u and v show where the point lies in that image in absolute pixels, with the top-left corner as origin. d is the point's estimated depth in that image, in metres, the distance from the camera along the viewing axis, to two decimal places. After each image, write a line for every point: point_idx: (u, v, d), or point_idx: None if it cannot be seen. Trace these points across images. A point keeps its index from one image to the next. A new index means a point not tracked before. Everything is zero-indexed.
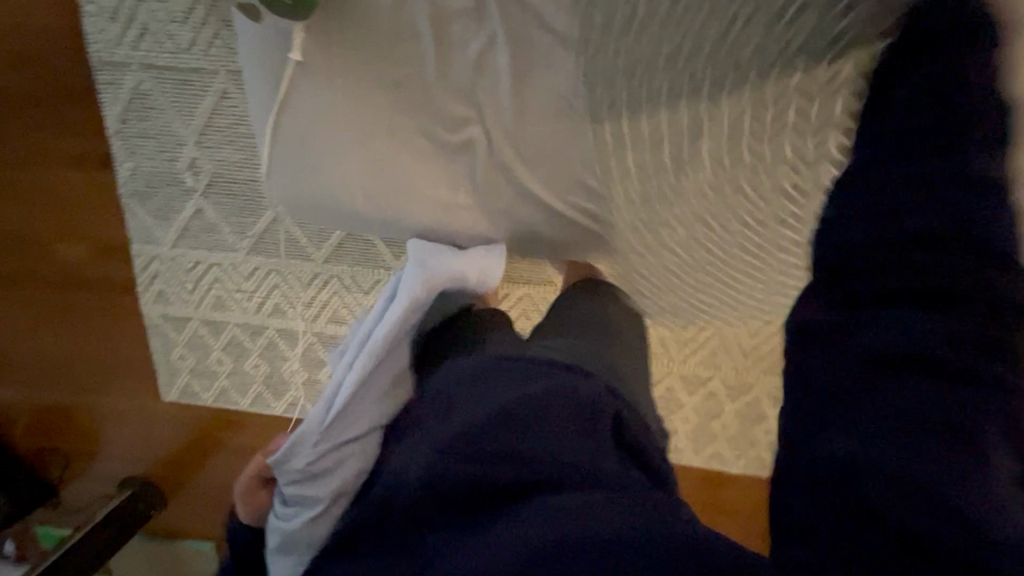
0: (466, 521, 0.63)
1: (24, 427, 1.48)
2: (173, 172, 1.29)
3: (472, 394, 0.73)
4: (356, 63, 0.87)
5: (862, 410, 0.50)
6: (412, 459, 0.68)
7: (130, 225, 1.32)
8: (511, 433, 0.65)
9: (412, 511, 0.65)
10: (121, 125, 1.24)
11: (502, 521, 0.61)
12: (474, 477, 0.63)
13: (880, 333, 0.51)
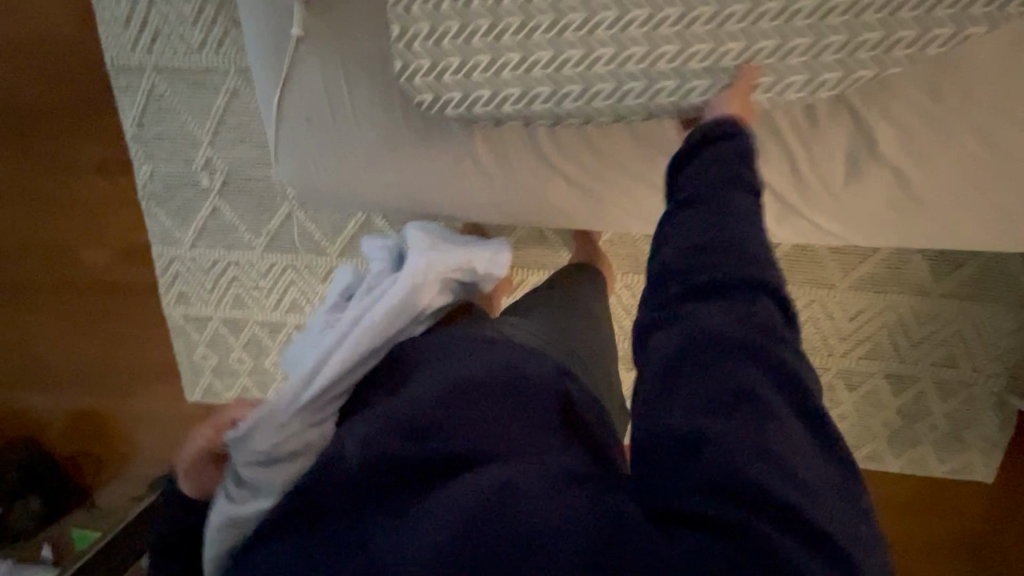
0: (398, 503, 0.51)
1: (62, 427, 1.54)
2: (189, 173, 1.30)
3: (424, 365, 0.60)
4: (342, 28, 0.67)
5: (698, 448, 0.48)
6: (351, 430, 0.56)
7: (153, 226, 1.35)
8: (458, 409, 0.54)
9: (342, 489, 0.52)
10: (140, 128, 1.27)
11: (438, 502, 0.49)
12: (395, 462, 0.52)
13: (695, 378, 0.50)
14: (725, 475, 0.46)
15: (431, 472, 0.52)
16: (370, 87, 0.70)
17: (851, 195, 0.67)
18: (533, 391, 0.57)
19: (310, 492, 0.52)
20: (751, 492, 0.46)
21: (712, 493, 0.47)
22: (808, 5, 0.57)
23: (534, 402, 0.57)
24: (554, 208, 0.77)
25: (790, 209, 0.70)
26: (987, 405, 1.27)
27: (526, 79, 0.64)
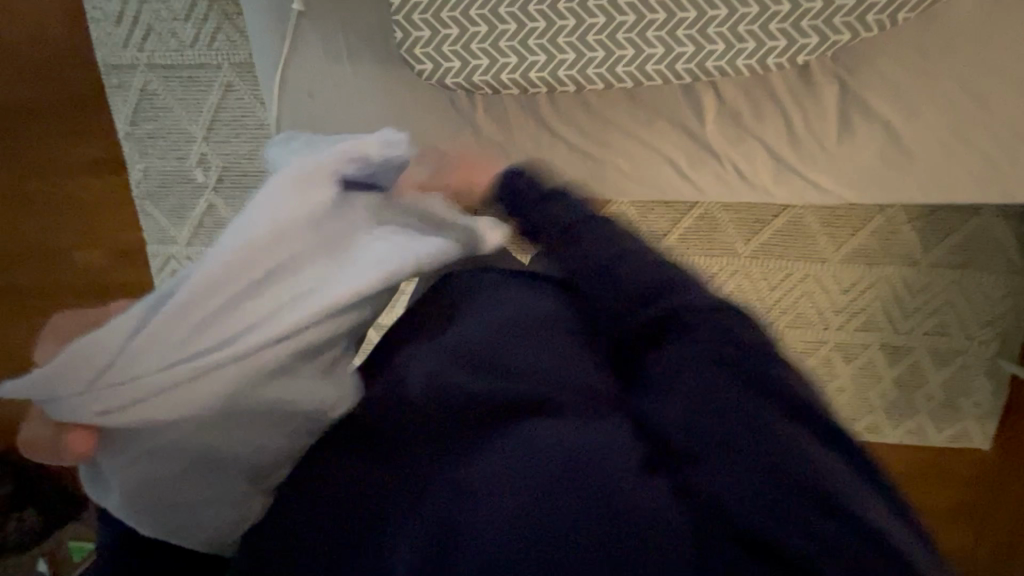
0: (460, 446, 0.50)
1: None
2: (183, 170, 1.30)
3: (480, 303, 0.60)
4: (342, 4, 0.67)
5: (717, 421, 0.46)
6: (419, 361, 0.56)
7: (149, 225, 1.35)
8: (513, 348, 0.54)
9: (406, 428, 0.52)
10: (134, 127, 1.27)
11: (498, 446, 0.49)
12: (441, 421, 0.52)
13: (714, 354, 0.48)
14: (741, 443, 0.44)
15: (496, 413, 0.52)
16: (371, 62, 0.70)
17: (846, 152, 0.69)
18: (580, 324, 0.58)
19: (382, 436, 0.53)
20: (774, 467, 0.43)
21: (729, 470, 0.44)
22: None
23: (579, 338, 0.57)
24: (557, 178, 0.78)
25: (787, 169, 0.71)
26: (980, 372, 1.30)
27: (522, 48, 0.64)
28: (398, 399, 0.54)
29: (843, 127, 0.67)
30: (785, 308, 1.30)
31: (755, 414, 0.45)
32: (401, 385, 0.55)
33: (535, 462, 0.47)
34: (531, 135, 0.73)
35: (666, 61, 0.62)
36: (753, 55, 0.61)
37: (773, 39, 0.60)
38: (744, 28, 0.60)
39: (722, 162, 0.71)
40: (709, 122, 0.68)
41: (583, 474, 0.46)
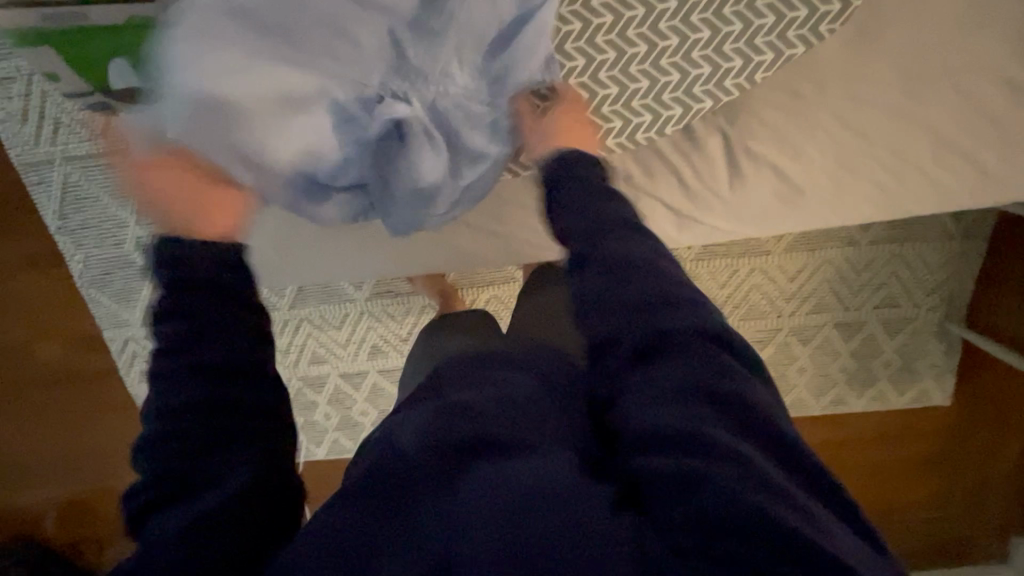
0: (440, 484, 0.47)
1: (53, 522, 1.51)
2: (123, 254, 1.29)
3: (464, 372, 0.58)
4: None
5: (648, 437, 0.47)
6: (404, 421, 0.53)
7: (100, 312, 1.34)
8: (501, 408, 0.52)
9: (377, 471, 0.49)
10: (63, 220, 1.25)
11: (460, 489, 0.46)
12: (536, 398, 0.54)
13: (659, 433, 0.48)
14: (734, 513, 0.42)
15: (467, 455, 0.49)
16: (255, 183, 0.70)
17: (740, 197, 0.70)
18: (561, 383, 0.58)
19: (351, 489, 0.49)
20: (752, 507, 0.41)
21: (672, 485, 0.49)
22: (643, 50, 0.60)
23: (564, 414, 0.54)
24: (466, 253, 0.79)
25: (685, 218, 0.73)
26: (932, 337, 1.32)
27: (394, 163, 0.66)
28: (508, 368, 0.58)
29: (734, 174, 0.68)
30: (737, 304, 1.31)
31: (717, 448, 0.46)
32: (502, 359, 0.60)
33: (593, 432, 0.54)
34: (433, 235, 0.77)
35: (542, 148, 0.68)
36: (621, 133, 0.64)
37: (637, 115, 0.63)
38: (608, 108, 0.63)
39: None
40: None
41: (650, 463, 0.46)
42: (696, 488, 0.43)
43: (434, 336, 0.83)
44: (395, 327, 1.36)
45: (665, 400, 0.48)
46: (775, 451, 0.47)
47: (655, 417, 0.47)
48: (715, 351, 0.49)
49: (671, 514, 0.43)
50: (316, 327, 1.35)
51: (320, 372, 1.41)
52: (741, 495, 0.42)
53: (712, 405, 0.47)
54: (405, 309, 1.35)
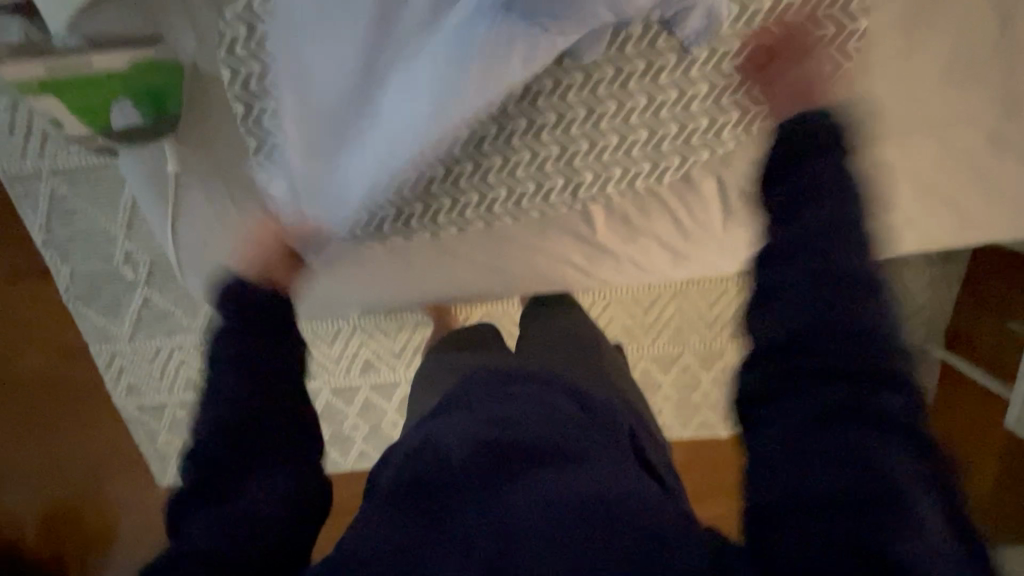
0: (488, 489, 0.50)
1: (35, 534, 1.49)
2: (112, 269, 1.27)
3: (504, 391, 0.60)
4: (222, 169, 0.68)
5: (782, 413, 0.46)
6: (451, 428, 0.56)
7: (86, 326, 1.32)
8: (546, 423, 0.55)
9: (435, 472, 0.52)
10: (49, 233, 1.23)
11: (510, 494, 0.49)
12: (569, 417, 0.57)
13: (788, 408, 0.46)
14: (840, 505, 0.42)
15: (514, 464, 0.51)
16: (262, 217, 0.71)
17: (733, 236, 0.73)
18: (596, 409, 0.61)
19: (406, 486, 0.52)
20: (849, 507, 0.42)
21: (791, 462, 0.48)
22: (642, 103, 0.63)
23: (600, 434, 0.58)
24: (463, 286, 0.79)
25: (681, 255, 0.75)
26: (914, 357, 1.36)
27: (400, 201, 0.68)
28: (538, 387, 0.61)
29: (728, 216, 0.71)
30: (726, 322, 1.33)
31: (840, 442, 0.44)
32: (536, 378, 0.63)
33: (626, 446, 0.59)
34: (435, 266, 0.76)
35: (540, 194, 0.68)
36: (621, 180, 0.66)
37: (637, 163, 0.65)
38: (609, 156, 0.65)
39: (620, 259, 0.75)
40: (601, 227, 0.72)
41: (782, 474, 0.44)
42: (833, 501, 0.42)
43: (440, 349, 0.79)
44: (387, 343, 1.36)
45: (800, 406, 0.46)
46: (917, 456, 0.43)
47: (790, 426, 0.45)
48: (863, 337, 0.46)
49: (785, 527, 0.43)
50: (309, 342, 1.35)
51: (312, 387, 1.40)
52: (879, 505, 0.41)
53: (852, 414, 0.44)
54: (398, 325, 1.34)
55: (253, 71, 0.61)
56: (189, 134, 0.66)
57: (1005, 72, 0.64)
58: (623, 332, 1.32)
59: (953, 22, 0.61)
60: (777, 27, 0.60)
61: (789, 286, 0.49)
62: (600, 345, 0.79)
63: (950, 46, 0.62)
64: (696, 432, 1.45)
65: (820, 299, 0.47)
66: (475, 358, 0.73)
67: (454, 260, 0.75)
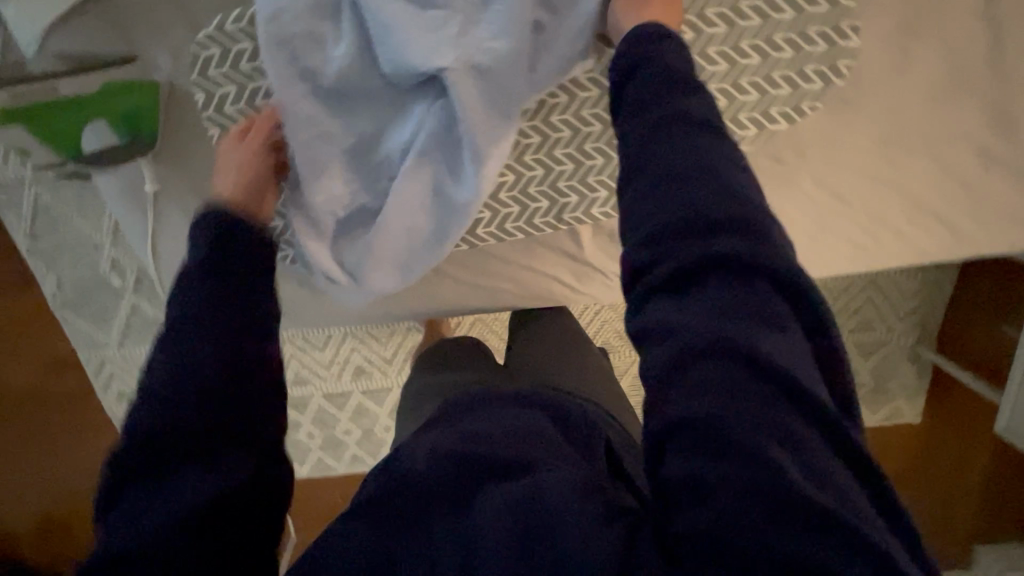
0: (453, 503, 0.46)
1: (31, 539, 1.49)
2: (98, 276, 1.26)
3: (475, 411, 0.54)
4: (199, 189, 0.67)
5: (687, 394, 0.38)
6: (421, 444, 0.51)
7: (74, 333, 1.31)
8: (514, 437, 0.50)
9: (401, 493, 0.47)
10: (33, 241, 1.21)
11: (474, 506, 0.45)
12: (541, 428, 0.52)
13: (696, 390, 0.38)
14: (764, 487, 0.35)
15: (478, 476, 0.47)
16: None
17: None
18: (576, 423, 0.55)
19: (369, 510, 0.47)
20: (767, 496, 0.35)
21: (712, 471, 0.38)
22: None
23: (570, 446, 0.52)
24: (449, 302, 0.79)
25: None
26: (905, 359, 1.35)
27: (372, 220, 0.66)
28: (517, 404, 0.55)
29: None
30: None
31: (755, 423, 0.36)
32: (511, 394, 0.57)
33: (600, 462, 0.52)
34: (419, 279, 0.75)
35: (523, 218, 0.67)
36: (607, 201, 0.66)
37: (622, 186, 0.65)
38: (594, 178, 0.65)
39: (607, 274, 0.76)
40: (589, 244, 0.72)
41: (683, 467, 0.37)
42: (749, 491, 0.35)
43: (426, 369, 0.76)
44: (378, 348, 1.35)
45: (713, 381, 0.37)
46: (833, 437, 0.37)
47: (704, 406, 0.37)
48: (773, 304, 0.39)
49: (694, 522, 0.37)
50: (300, 348, 1.34)
51: (303, 392, 1.40)
52: (798, 494, 0.34)
53: (766, 390, 0.37)
54: (390, 331, 1.33)
55: (229, 93, 0.60)
56: (167, 155, 0.66)
57: (998, 88, 0.63)
58: (615, 337, 1.31)
59: (943, 39, 0.61)
60: (767, 45, 0.58)
61: (682, 246, 0.40)
62: (591, 353, 0.75)
63: (943, 62, 0.62)
64: None
65: (728, 256, 0.39)
66: (460, 381, 0.70)
67: (438, 278, 0.75)
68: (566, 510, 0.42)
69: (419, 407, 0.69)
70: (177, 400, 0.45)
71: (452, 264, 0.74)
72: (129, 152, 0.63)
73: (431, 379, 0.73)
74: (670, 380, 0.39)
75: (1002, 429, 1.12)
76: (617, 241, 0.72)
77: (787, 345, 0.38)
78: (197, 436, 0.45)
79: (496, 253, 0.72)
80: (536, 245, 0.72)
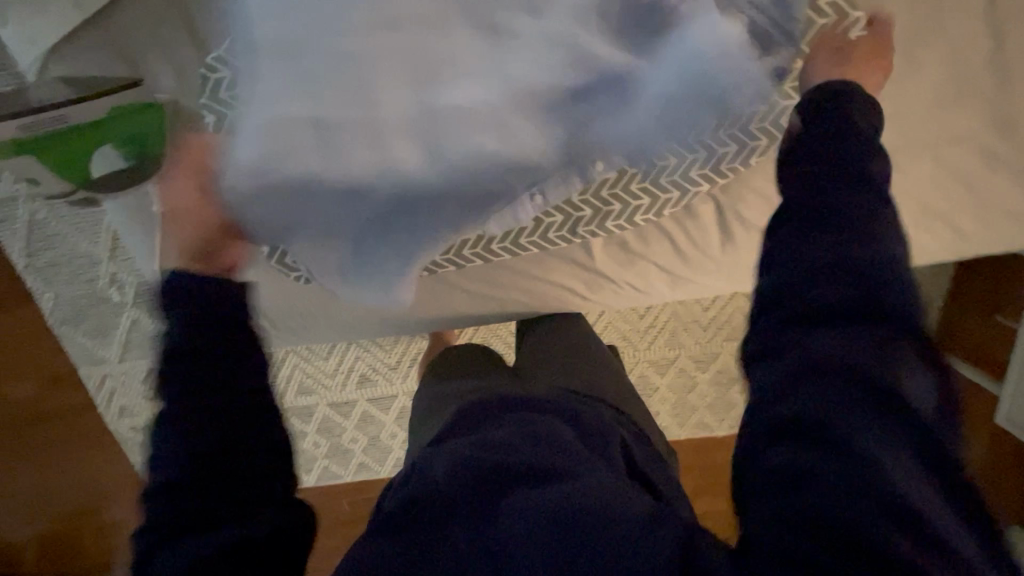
0: (481, 511, 0.46)
1: (34, 556, 1.47)
2: (97, 292, 1.24)
3: (498, 420, 0.55)
4: None
5: (786, 393, 0.39)
6: (443, 455, 0.51)
7: (74, 349, 1.30)
8: (537, 446, 0.50)
9: (428, 503, 0.47)
10: (30, 258, 1.20)
11: (501, 513, 0.45)
12: (561, 437, 0.52)
13: (800, 393, 0.38)
14: (851, 487, 0.35)
15: (502, 485, 0.47)
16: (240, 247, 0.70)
17: (729, 261, 0.76)
18: (595, 430, 0.56)
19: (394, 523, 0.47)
20: (849, 494, 0.35)
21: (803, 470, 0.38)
22: None
23: (589, 450, 0.52)
24: (459, 311, 0.79)
25: (679, 276, 0.76)
26: None
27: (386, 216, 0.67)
28: (532, 412, 0.55)
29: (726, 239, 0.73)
30: (720, 325, 1.33)
31: (852, 426, 0.37)
32: (527, 403, 0.57)
33: (621, 465, 0.52)
34: (429, 289, 0.74)
35: (537, 232, 0.69)
36: (620, 215, 0.68)
37: (636, 199, 0.67)
38: (607, 192, 0.67)
39: (617, 282, 0.76)
40: (598, 254, 0.73)
41: (774, 460, 0.38)
42: (838, 489, 0.36)
43: (440, 377, 0.76)
44: (382, 355, 1.35)
45: (811, 385, 0.38)
46: (938, 467, 0.36)
47: (808, 407, 0.38)
48: (902, 342, 0.38)
49: (771, 516, 0.37)
50: (304, 357, 1.33)
51: (307, 402, 1.39)
52: (888, 512, 0.34)
53: (877, 409, 0.37)
54: (394, 339, 1.33)
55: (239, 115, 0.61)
56: None
57: (1002, 94, 0.65)
58: (619, 338, 1.31)
59: (947, 46, 0.62)
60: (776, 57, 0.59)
61: (802, 263, 0.41)
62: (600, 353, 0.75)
63: (950, 68, 0.63)
64: (695, 432, 1.45)
65: (840, 278, 0.39)
66: (473, 387, 0.69)
67: (448, 288, 0.75)
68: (593, 517, 0.43)
69: (433, 417, 0.68)
70: (179, 432, 0.46)
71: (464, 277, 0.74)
72: (137, 177, 0.63)
73: (444, 387, 0.73)
74: (776, 378, 0.40)
75: (1004, 420, 1.14)
76: (628, 248, 0.73)
77: (899, 359, 0.38)
78: (192, 469, 0.45)
79: (509, 264, 0.73)
80: (548, 255, 0.73)
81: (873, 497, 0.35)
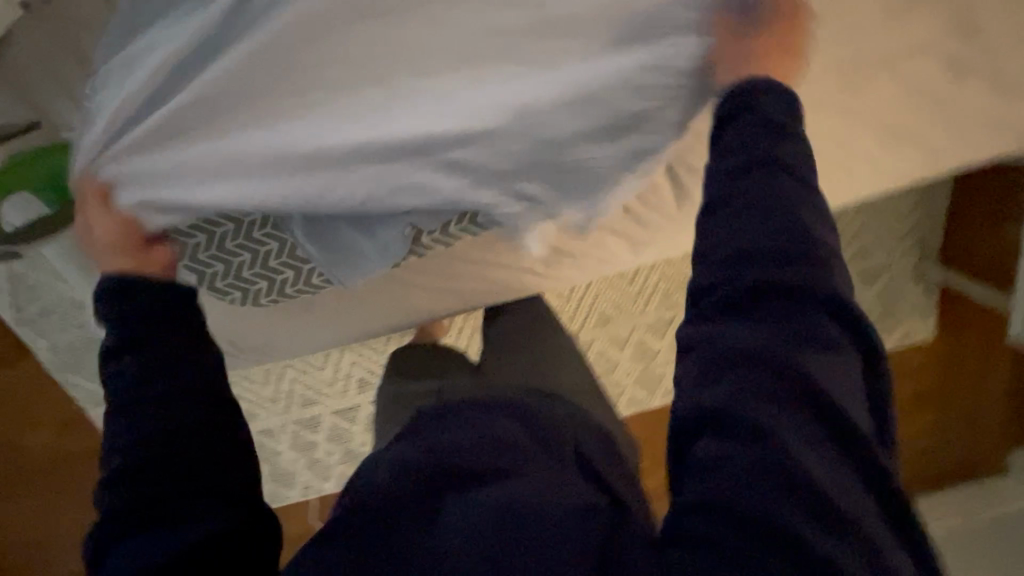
0: (424, 516, 0.42)
1: None
2: (88, 334, 1.25)
3: (454, 421, 0.49)
4: None
5: (717, 388, 0.38)
6: (393, 458, 0.46)
7: (78, 393, 1.32)
8: (486, 449, 0.46)
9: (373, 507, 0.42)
10: (18, 310, 1.22)
11: (447, 524, 0.41)
12: (509, 434, 0.48)
13: (726, 386, 0.38)
14: (784, 482, 0.34)
15: (448, 490, 0.43)
16: None
17: (688, 214, 0.73)
18: (549, 427, 0.52)
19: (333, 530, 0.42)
20: (782, 489, 0.34)
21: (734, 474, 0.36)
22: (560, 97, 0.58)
23: (538, 447, 0.48)
24: (418, 310, 0.77)
25: (639, 238, 0.74)
26: (910, 279, 1.29)
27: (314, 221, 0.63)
28: (491, 413, 0.50)
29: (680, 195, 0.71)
30: None
31: (781, 420, 0.36)
32: (485, 401, 0.53)
33: (574, 464, 0.49)
34: (382, 291, 0.73)
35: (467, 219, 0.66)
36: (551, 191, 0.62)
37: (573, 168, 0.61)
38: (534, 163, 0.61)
39: (576, 255, 0.74)
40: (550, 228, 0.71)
41: (709, 454, 0.37)
42: (772, 484, 0.34)
43: (400, 375, 0.74)
44: (377, 356, 1.35)
45: (744, 380, 0.37)
46: (850, 454, 0.36)
47: (719, 397, 0.37)
48: (819, 321, 0.38)
49: (707, 516, 0.35)
50: (300, 370, 1.34)
51: (313, 413, 1.39)
52: (800, 497, 0.34)
53: (799, 403, 0.37)
54: (386, 338, 1.33)
55: None
56: None
57: None
58: (610, 307, 1.29)
59: None
60: None
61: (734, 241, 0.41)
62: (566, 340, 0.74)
63: None
64: None
65: (769, 260, 0.40)
66: (437, 389, 0.67)
67: (401, 289, 0.74)
68: (534, 517, 0.40)
69: (397, 414, 0.67)
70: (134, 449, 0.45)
71: (414, 277, 0.73)
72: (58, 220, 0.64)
73: (406, 389, 0.71)
74: (704, 379, 0.39)
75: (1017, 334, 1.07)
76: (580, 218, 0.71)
77: (832, 358, 0.38)
78: (152, 472, 0.43)
79: (459, 254, 0.71)
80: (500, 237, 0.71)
81: (783, 487, 0.34)
